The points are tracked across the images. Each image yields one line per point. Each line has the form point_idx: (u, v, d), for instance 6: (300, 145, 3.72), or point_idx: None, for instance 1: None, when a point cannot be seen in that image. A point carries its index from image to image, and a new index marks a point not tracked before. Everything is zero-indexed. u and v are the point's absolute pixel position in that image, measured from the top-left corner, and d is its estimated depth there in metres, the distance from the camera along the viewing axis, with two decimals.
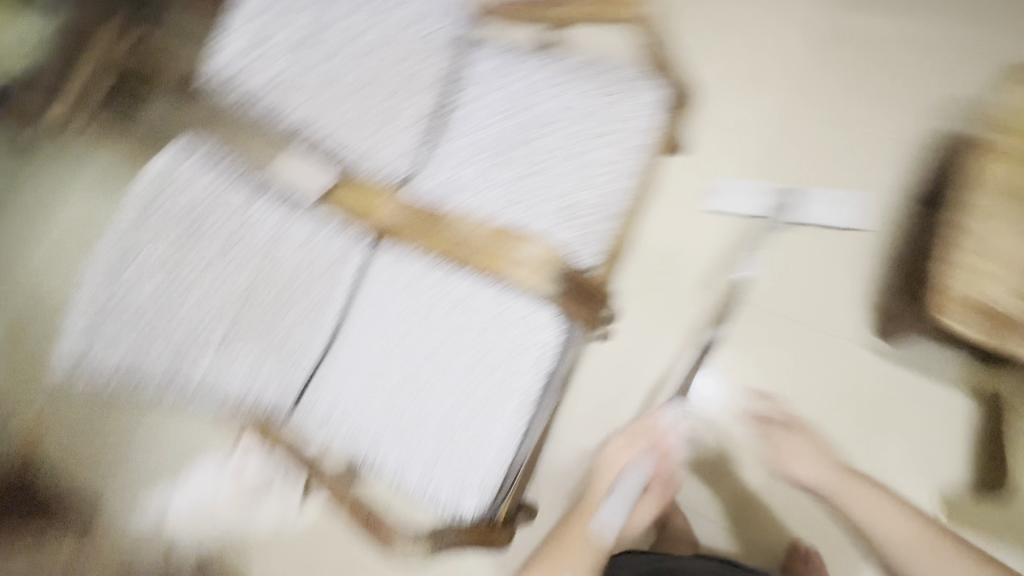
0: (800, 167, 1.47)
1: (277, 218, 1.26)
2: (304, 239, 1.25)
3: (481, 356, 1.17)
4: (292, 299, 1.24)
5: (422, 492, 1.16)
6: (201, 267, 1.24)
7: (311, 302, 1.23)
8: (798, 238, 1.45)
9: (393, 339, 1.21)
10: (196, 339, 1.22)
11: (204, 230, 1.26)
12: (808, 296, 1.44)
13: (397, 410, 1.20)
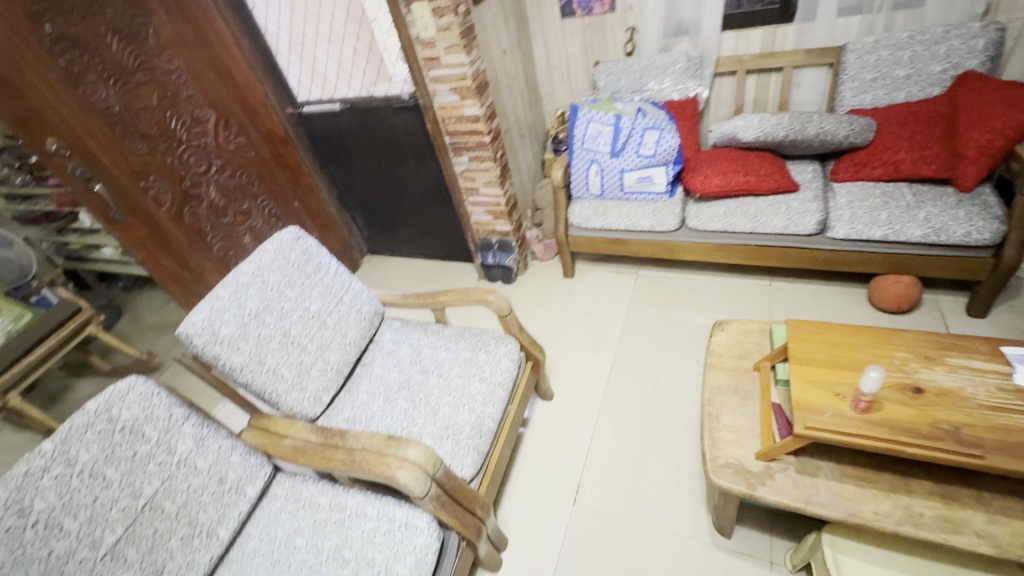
0: (654, 311, 1.87)
1: (218, 442, 1.10)
2: (225, 462, 1.10)
3: (381, 570, 0.98)
4: (230, 499, 1.08)
5: (373, 532, 1.04)
6: (133, 482, 0.96)
7: (242, 486, 1.11)
8: (662, 347, 1.74)
9: (297, 569, 1.01)
10: (77, 556, 0.88)
11: (163, 448, 1.02)
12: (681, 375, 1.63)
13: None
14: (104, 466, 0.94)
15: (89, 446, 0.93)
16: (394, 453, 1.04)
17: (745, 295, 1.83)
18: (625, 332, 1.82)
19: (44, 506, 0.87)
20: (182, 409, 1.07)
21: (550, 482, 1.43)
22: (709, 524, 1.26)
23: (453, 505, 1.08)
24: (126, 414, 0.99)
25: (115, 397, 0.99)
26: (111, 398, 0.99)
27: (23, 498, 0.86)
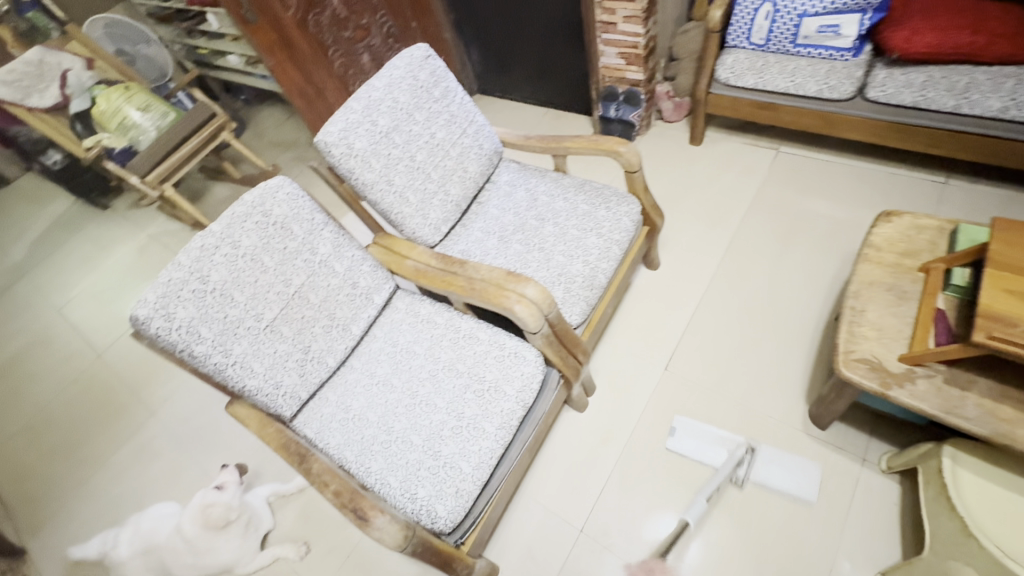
0: (791, 194, 1.67)
1: (352, 251, 1.18)
2: (357, 270, 1.18)
3: (490, 387, 1.08)
4: (361, 303, 1.19)
5: (485, 355, 1.13)
6: (283, 273, 1.07)
7: (371, 294, 1.21)
8: (792, 235, 1.57)
9: (417, 372, 1.13)
10: (246, 323, 1.03)
11: (306, 248, 1.10)
12: (808, 267, 1.50)
13: (386, 423, 1.07)
14: (258, 255, 1.04)
15: (249, 235, 1.03)
16: (513, 290, 1.07)
17: (909, 191, 1.56)
18: (752, 213, 1.65)
19: (217, 280, 1.00)
20: (322, 216, 1.13)
21: (644, 346, 1.45)
22: (804, 414, 1.25)
23: (559, 346, 1.13)
24: (276, 211, 1.06)
25: (267, 194, 1.06)
26: (264, 195, 1.06)
27: (201, 270, 0.98)
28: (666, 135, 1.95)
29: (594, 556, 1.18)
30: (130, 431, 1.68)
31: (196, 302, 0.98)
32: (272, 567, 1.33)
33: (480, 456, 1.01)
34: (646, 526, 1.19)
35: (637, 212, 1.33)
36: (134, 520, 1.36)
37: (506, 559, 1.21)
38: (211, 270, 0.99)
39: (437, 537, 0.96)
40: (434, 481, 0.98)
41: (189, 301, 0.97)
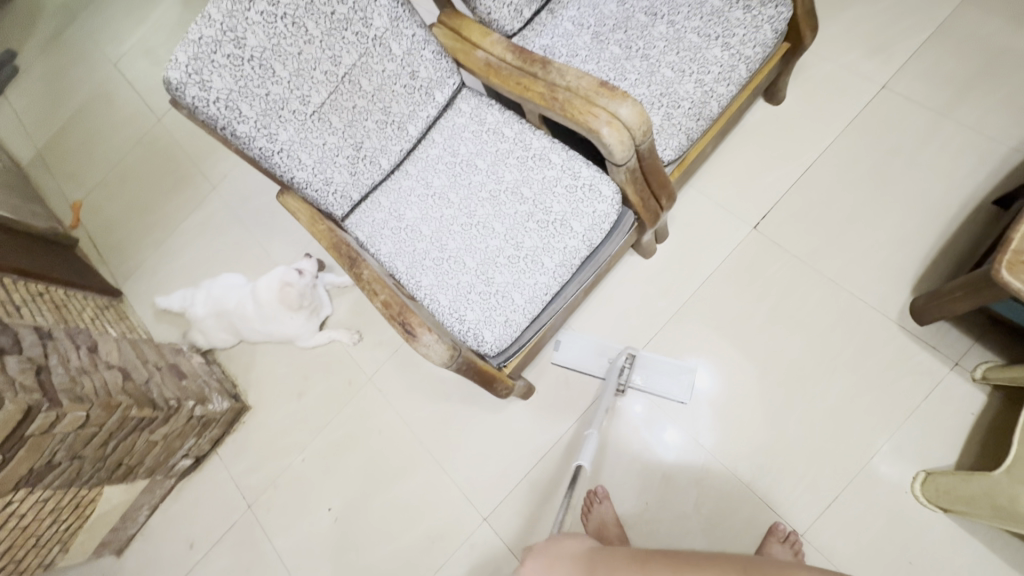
0: (1005, 19, 1.20)
1: (412, 30, 0.95)
2: (418, 56, 0.98)
3: (556, 220, 0.96)
4: (421, 98, 1.01)
5: (556, 181, 0.98)
6: (331, 47, 0.89)
7: (431, 89, 1.02)
8: (977, 81, 1.18)
9: (476, 189, 1.01)
10: (291, 106, 0.90)
11: (357, 16, 0.89)
12: (982, 129, 1.15)
13: (439, 240, 1.00)
14: (300, 19, 0.85)
15: None
16: (606, 106, 0.86)
17: None
18: (934, 42, 1.23)
19: (255, 46, 0.84)
20: None
21: (737, 199, 1.24)
22: (904, 305, 1.10)
23: (642, 184, 0.96)
24: None
25: None
26: None
27: (236, 30, 0.82)
28: None
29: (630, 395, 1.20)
30: (197, 202, 1.72)
31: (233, 71, 0.83)
32: (330, 347, 1.45)
33: (534, 289, 0.95)
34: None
35: (784, 19, 1.00)
36: (206, 285, 1.47)
37: (542, 383, 1.26)
38: (247, 32, 0.82)
39: (482, 359, 0.96)
40: (485, 306, 0.94)
41: (226, 69, 0.83)
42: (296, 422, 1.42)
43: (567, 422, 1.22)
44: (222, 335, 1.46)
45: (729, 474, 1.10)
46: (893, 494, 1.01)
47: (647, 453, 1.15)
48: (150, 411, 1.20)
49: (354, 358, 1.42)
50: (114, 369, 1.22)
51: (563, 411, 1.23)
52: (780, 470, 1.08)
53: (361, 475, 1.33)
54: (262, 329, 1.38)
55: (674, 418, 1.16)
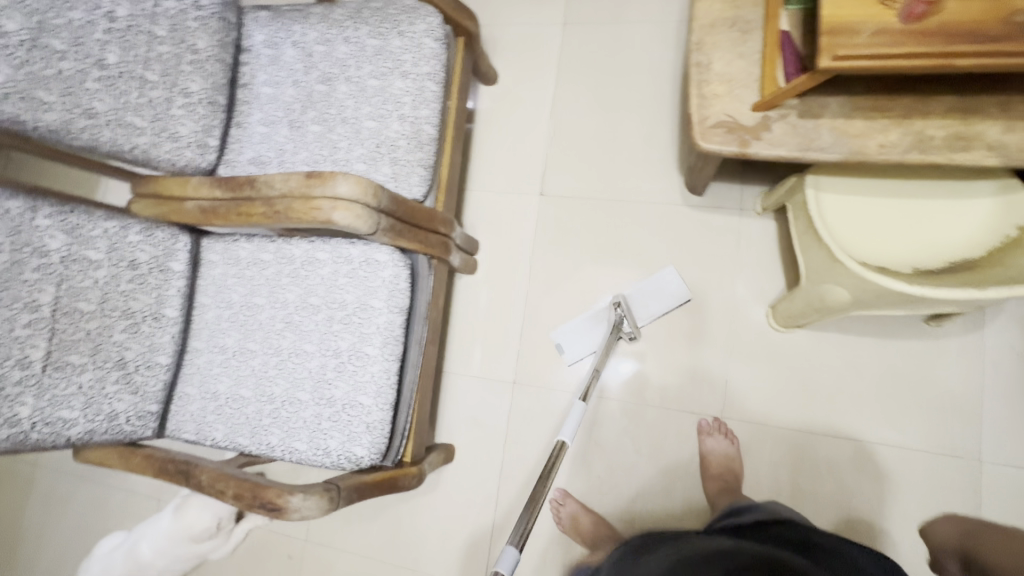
0: None
1: (99, 227, 0.87)
2: (126, 245, 0.90)
3: (357, 309, 0.94)
4: (158, 278, 0.94)
5: (334, 275, 0.95)
6: (17, 297, 0.78)
7: (163, 263, 0.94)
8: None
9: (269, 325, 0.96)
10: (11, 379, 0.77)
11: (25, 252, 0.79)
12: (652, 17, 1.29)
13: (265, 392, 0.94)
14: None
15: None
16: (325, 192, 0.85)
17: None
18: None
19: None
20: (15, 201, 0.79)
21: (513, 178, 1.30)
22: (682, 187, 1.21)
23: (409, 231, 0.97)
24: None
25: None
26: None
27: None
28: None
29: (535, 396, 1.22)
30: (23, 491, 1.48)
31: None
32: (251, 537, 1.32)
33: (374, 382, 0.92)
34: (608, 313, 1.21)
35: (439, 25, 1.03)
36: (83, 568, 1.27)
37: (458, 437, 1.24)
38: None
39: (372, 470, 0.92)
40: (342, 427, 0.91)
41: None
42: None
43: (499, 456, 1.22)
44: None
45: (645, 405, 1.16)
46: (763, 337, 1.12)
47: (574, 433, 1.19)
48: None
49: (280, 530, 1.31)
50: None
51: (490, 447, 1.22)
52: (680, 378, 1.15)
53: None
54: (170, 568, 1.23)
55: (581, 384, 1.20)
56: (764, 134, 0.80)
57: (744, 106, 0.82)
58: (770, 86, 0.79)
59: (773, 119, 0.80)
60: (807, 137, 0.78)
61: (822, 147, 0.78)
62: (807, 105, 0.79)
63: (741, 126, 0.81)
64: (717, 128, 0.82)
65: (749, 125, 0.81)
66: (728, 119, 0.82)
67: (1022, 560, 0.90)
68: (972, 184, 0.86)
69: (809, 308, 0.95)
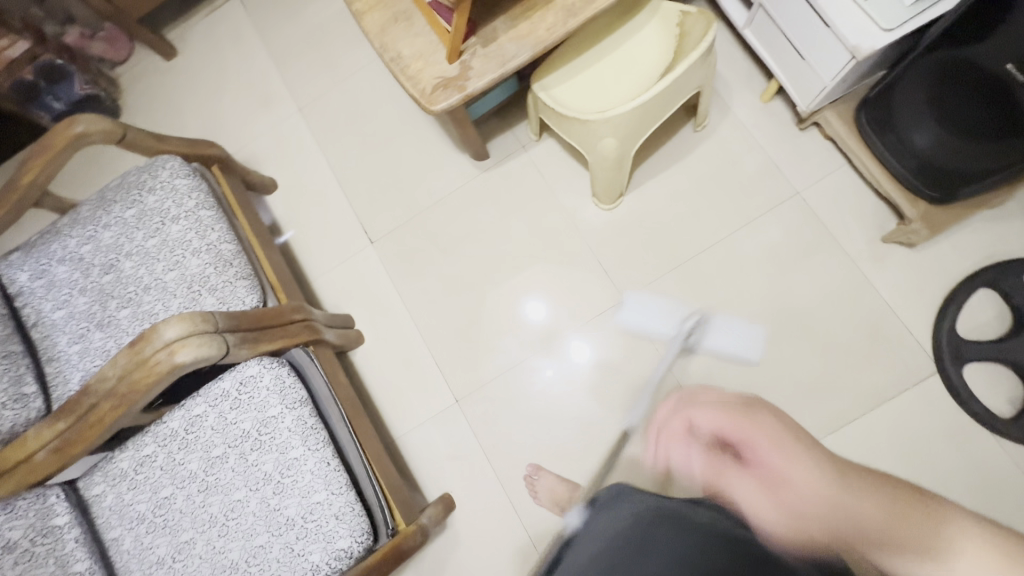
0: (287, 24, 1.52)
1: None
2: None
3: (260, 429, 0.92)
4: (44, 545, 0.86)
5: (222, 416, 0.93)
6: None
7: (41, 528, 0.86)
8: (325, 54, 1.48)
9: (189, 505, 0.90)
10: None
11: None
12: (362, 65, 1.46)
13: (225, 567, 0.87)
14: None
15: None
16: (154, 346, 0.84)
17: None
18: (281, 68, 1.49)
19: None
20: None
21: (342, 247, 1.35)
22: (472, 163, 1.35)
23: (265, 333, 0.97)
24: None
25: None
26: None
27: None
28: (136, 79, 1.56)
29: (483, 400, 1.23)
30: None
31: None
32: None
33: (316, 476, 0.89)
34: (533, 314, 1.25)
35: (180, 163, 1.07)
36: None
37: (448, 481, 1.21)
38: None
39: (371, 551, 0.89)
40: (315, 535, 0.86)
41: None
42: None
43: (490, 469, 1.20)
44: None
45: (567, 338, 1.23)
46: (607, 221, 1.26)
47: (537, 403, 1.21)
48: None
49: None
50: None
51: (479, 472, 1.20)
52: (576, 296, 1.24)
53: None
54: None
55: (513, 362, 1.24)
56: (471, 73, 0.94)
57: (444, 63, 0.95)
58: (447, 37, 0.93)
59: (469, 59, 0.94)
60: (498, 55, 0.93)
61: (514, 55, 0.93)
62: (483, 36, 0.95)
63: (452, 79, 0.94)
64: (436, 91, 0.94)
65: (456, 74, 0.94)
66: (440, 80, 0.95)
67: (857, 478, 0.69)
68: (630, 23, 1.07)
69: (609, 172, 1.09)
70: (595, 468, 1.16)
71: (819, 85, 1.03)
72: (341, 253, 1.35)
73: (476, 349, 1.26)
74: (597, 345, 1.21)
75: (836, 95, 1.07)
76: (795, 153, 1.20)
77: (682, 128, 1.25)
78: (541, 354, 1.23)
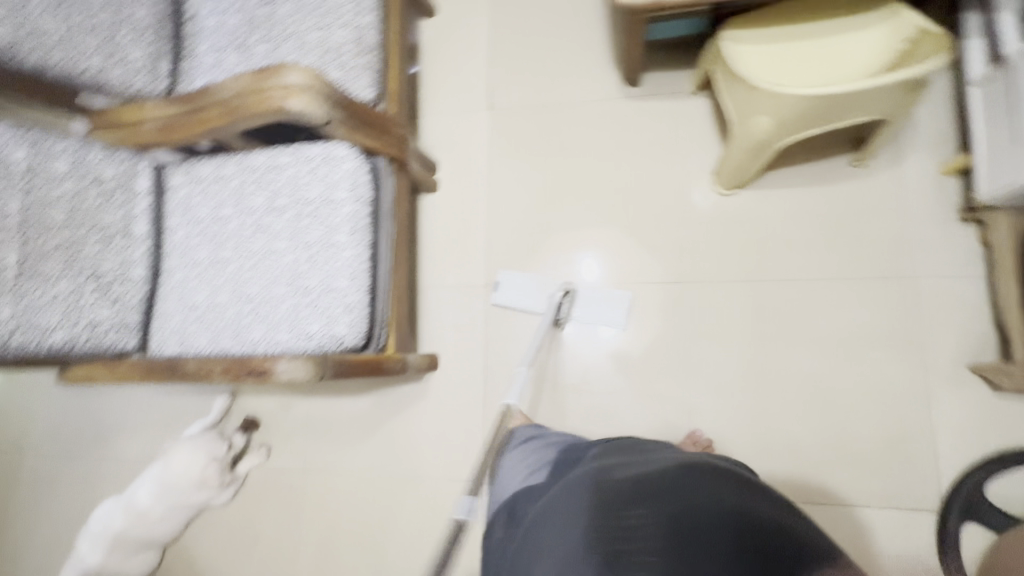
0: None
1: (59, 144, 0.90)
2: (87, 161, 0.92)
3: (322, 203, 0.98)
4: (120, 191, 0.96)
5: (298, 176, 0.99)
6: None
7: (122, 180, 0.97)
8: None
9: (239, 231, 1.00)
10: None
11: None
12: None
13: (243, 294, 0.97)
14: None
15: None
16: (274, 82, 0.89)
17: None
18: None
19: None
20: None
21: (461, 99, 1.36)
22: (620, 83, 1.29)
23: (364, 129, 1.01)
24: None
25: None
26: None
27: None
28: None
29: (507, 297, 1.27)
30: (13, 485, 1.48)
31: None
32: (252, 478, 1.33)
33: (347, 266, 0.96)
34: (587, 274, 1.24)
35: None
36: (83, 530, 1.27)
37: (440, 345, 1.28)
38: None
39: (356, 353, 0.97)
40: (322, 310, 0.94)
41: None
42: (272, 565, 1.29)
43: (481, 356, 1.26)
44: (140, 557, 1.29)
45: (608, 287, 1.22)
46: (712, 204, 1.21)
47: (553, 327, 1.24)
48: None
49: (281, 468, 1.32)
50: None
51: (470, 354, 1.27)
52: (641, 255, 1.22)
53: (358, 549, 1.25)
54: (170, 513, 1.23)
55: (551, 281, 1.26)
56: None
57: None
58: None
59: None
60: None
61: None
62: None
63: None
64: None
65: None
66: None
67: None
68: (859, 16, 0.96)
69: (745, 154, 1.03)
70: (570, 406, 1.20)
71: (1013, 179, 0.91)
72: (458, 103, 1.36)
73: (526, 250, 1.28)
74: (634, 310, 1.21)
75: (1020, 200, 0.96)
76: (936, 238, 1.09)
77: (840, 154, 1.15)
78: (579, 287, 1.24)
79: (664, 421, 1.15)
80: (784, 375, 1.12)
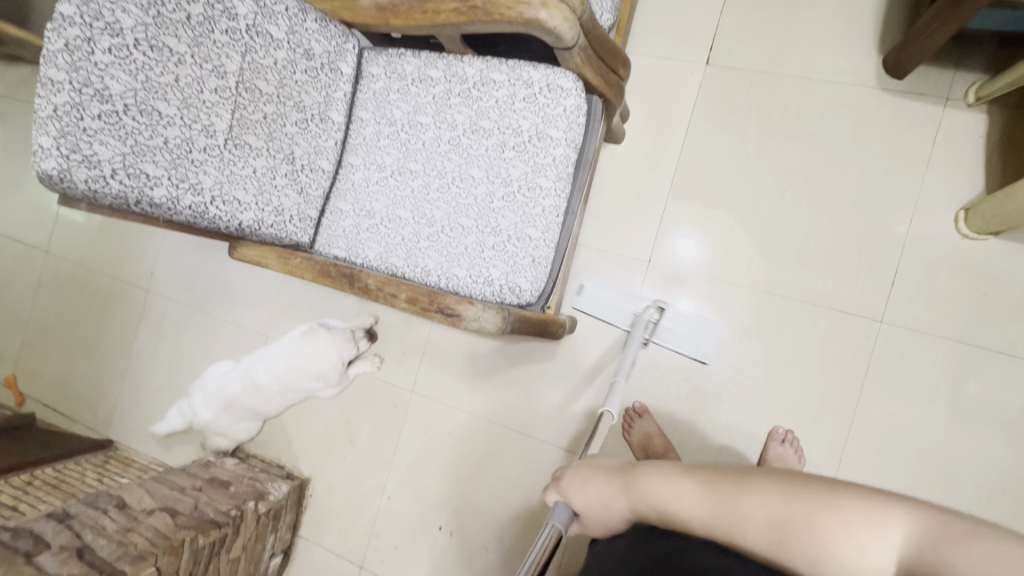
0: None
1: (282, 3, 0.80)
2: (302, 30, 0.82)
3: (533, 138, 0.86)
4: (325, 72, 0.88)
5: (512, 99, 0.87)
6: (202, 58, 0.73)
7: (329, 58, 0.87)
8: None
9: (433, 145, 0.90)
10: (199, 146, 0.75)
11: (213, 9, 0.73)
12: None
13: (424, 216, 0.90)
14: (150, 45, 0.69)
15: (122, 22, 0.67)
16: None
17: None
18: None
19: (136, 96, 0.69)
20: None
21: (675, 44, 1.18)
22: (876, 70, 1.08)
23: (597, 62, 0.84)
24: None
25: None
26: None
27: (103, 87, 0.66)
28: None
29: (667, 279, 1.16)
30: (135, 321, 1.57)
31: (117, 133, 0.68)
32: (358, 382, 1.35)
33: (543, 216, 0.86)
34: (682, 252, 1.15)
35: None
36: (199, 385, 1.34)
37: (581, 310, 1.20)
38: (108, 92, 0.67)
39: (526, 308, 0.90)
40: (506, 257, 0.86)
41: (108, 135, 0.68)
42: (364, 466, 1.33)
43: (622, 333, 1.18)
44: (243, 425, 1.35)
45: (786, 302, 1.09)
46: (943, 243, 1.03)
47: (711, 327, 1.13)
48: (217, 531, 1.08)
49: (389, 380, 1.33)
50: (157, 513, 1.10)
51: (611, 328, 1.19)
52: (837, 277, 1.07)
53: (448, 480, 1.27)
54: (284, 394, 1.26)
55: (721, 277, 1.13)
56: None
57: None
58: None
59: None
60: None
61: None
62: None
63: None
64: None
65: None
66: None
67: (842, 499, 0.52)
68: None
69: None
70: (705, 413, 1.11)
71: None
72: (671, 48, 1.18)
73: (704, 236, 1.14)
74: (809, 334, 1.08)
75: None
76: None
77: None
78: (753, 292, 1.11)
79: (809, 461, 1.05)
80: (964, 453, 0.99)
